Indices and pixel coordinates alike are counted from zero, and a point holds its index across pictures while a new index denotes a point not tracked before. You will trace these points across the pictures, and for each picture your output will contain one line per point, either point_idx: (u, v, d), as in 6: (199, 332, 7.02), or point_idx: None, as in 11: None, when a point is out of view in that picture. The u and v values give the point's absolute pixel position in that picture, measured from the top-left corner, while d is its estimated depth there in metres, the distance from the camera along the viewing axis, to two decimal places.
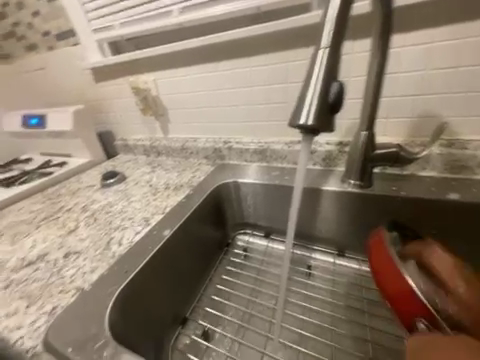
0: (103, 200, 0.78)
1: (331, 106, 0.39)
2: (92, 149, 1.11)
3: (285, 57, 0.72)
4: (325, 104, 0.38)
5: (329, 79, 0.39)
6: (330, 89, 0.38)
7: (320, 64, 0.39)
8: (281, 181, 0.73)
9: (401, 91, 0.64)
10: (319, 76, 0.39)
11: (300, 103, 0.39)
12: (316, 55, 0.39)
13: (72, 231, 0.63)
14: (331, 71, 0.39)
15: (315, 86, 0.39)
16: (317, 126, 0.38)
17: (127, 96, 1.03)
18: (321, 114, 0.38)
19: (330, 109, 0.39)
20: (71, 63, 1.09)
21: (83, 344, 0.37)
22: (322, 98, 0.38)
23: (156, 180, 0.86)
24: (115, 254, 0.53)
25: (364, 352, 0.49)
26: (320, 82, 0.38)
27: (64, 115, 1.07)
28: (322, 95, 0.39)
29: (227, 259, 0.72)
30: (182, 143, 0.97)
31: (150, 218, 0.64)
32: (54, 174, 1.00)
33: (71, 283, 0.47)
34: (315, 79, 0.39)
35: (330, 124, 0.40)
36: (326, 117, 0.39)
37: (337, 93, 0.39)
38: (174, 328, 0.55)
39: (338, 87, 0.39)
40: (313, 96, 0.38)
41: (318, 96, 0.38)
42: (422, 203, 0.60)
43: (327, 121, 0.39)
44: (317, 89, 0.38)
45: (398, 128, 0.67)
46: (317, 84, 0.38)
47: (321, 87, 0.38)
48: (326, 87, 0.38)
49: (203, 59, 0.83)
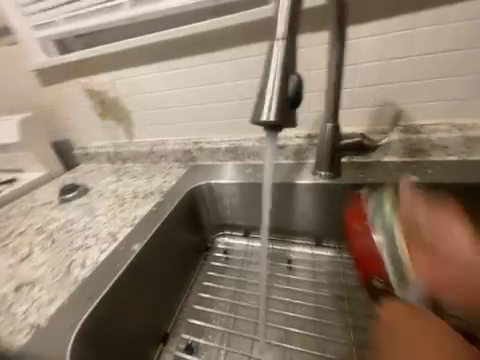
0: (62, 217, 0.70)
1: (292, 101, 0.38)
2: (47, 161, 0.99)
3: (247, 52, 0.71)
4: (286, 98, 0.37)
5: (287, 73, 0.38)
6: (289, 82, 0.37)
7: (277, 57, 0.37)
8: (255, 179, 0.72)
9: (361, 82, 0.66)
10: (277, 71, 0.37)
11: (260, 99, 0.38)
12: (272, 49, 0.38)
13: (25, 258, 0.56)
14: (290, 65, 0.38)
15: (274, 82, 0.38)
16: (280, 121, 0.37)
17: (81, 99, 0.93)
18: (282, 110, 0.37)
19: (291, 103, 0.38)
20: (9, 65, 0.96)
21: None
22: (283, 93, 0.37)
23: (123, 189, 0.80)
24: (77, 278, 0.47)
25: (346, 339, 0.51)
26: (279, 76, 0.37)
27: (8, 125, 0.94)
28: (282, 90, 0.37)
29: (207, 264, 0.69)
30: (150, 147, 0.91)
31: (118, 233, 0.59)
32: (2, 193, 0.88)
33: (24, 321, 0.41)
34: (275, 73, 0.37)
35: (293, 119, 0.39)
36: (288, 112, 0.38)
37: (297, 87, 0.38)
38: (154, 346, 0.52)
39: (296, 81, 0.38)
40: (272, 91, 0.37)
41: (278, 91, 0.37)
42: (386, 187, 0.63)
43: (289, 115, 0.38)
44: (276, 84, 0.37)
45: (361, 118, 0.69)
46: (276, 78, 0.37)
47: (280, 82, 0.37)
48: (284, 81, 0.37)
49: (162, 56, 0.78)
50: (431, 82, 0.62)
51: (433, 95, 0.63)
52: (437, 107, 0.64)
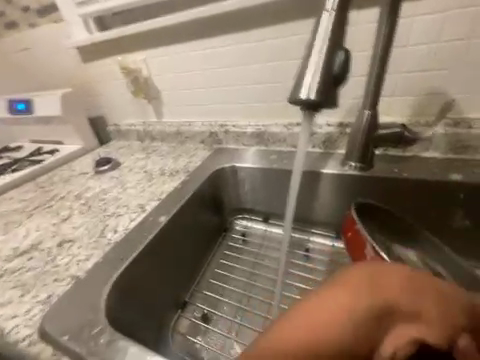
0: (97, 187, 0.76)
1: (336, 78, 0.36)
2: (84, 136, 1.06)
3: (283, 31, 0.68)
4: (329, 76, 0.35)
5: (334, 48, 0.36)
6: (335, 59, 0.35)
7: (325, 31, 0.35)
8: (280, 166, 0.71)
9: (408, 67, 0.60)
10: (323, 45, 0.35)
11: (301, 75, 0.36)
12: (319, 22, 0.36)
13: (66, 219, 0.62)
14: (335, 39, 0.36)
15: (318, 57, 0.36)
16: (321, 99, 0.35)
17: (117, 77, 0.97)
18: (324, 88, 0.35)
19: (334, 81, 0.36)
20: (54, 42, 1.02)
21: (80, 331, 0.36)
22: (327, 70, 0.35)
23: (151, 166, 0.83)
24: (110, 241, 0.52)
25: None
26: (325, 52, 0.35)
27: (52, 99, 1.01)
28: (327, 66, 0.35)
29: (226, 244, 0.71)
30: (177, 127, 0.93)
31: (146, 205, 0.62)
32: (45, 161, 0.97)
33: (65, 272, 0.47)
34: (320, 48, 0.36)
35: (334, 99, 0.37)
36: (330, 90, 0.36)
37: (342, 64, 0.35)
38: (173, 312, 0.55)
39: (343, 58, 0.36)
40: (316, 67, 0.35)
41: (322, 68, 0.35)
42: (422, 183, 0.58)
43: (331, 94, 0.36)
44: (321, 60, 0.35)
45: (402, 107, 0.64)
46: (322, 54, 0.35)
47: (325, 57, 0.35)
48: (330, 57, 0.35)
49: (196, 35, 0.77)
50: None
51: None
52: None
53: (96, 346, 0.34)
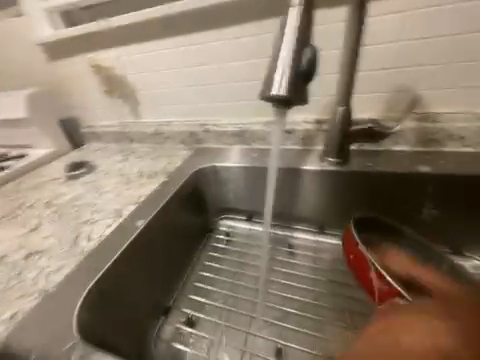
0: (70, 193, 0.72)
1: (304, 75, 0.36)
2: (54, 139, 1.00)
3: (258, 29, 0.68)
4: (298, 72, 0.36)
5: (302, 45, 0.36)
6: (303, 55, 0.36)
7: (292, 28, 0.36)
8: (261, 163, 0.71)
9: (378, 64, 0.62)
10: (291, 42, 0.36)
11: (270, 72, 0.36)
12: (286, 20, 0.37)
13: (35, 229, 0.58)
14: (303, 35, 0.36)
15: (286, 53, 0.36)
16: (290, 95, 0.35)
17: (88, 76, 0.92)
18: (293, 84, 0.36)
19: (303, 77, 0.36)
20: (15, 38, 0.94)
21: (51, 346, 0.34)
22: (295, 66, 0.35)
23: (129, 169, 0.80)
24: (84, 250, 0.49)
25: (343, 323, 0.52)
26: (293, 48, 0.36)
27: (16, 100, 0.94)
28: (295, 63, 0.36)
29: (210, 245, 0.70)
30: (155, 127, 0.90)
31: (123, 210, 0.60)
32: (11, 168, 0.90)
33: (34, 285, 0.43)
34: (288, 44, 0.36)
35: (304, 95, 0.37)
36: (299, 86, 0.36)
37: (310, 61, 0.36)
38: (156, 318, 0.54)
39: (311, 54, 0.36)
40: (284, 63, 0.35)
41: (290, 64, 0.35)
42: (394, 176, 0.61)
43: (301, 90, 0.37)
44: (289, 56, 0.35)
45: (374, 103, 0.66)
46: (290, 50, 0.36)
47: (294, 54, 0.35)
48: (297, 54, 0.36)
49: (171, 32, 0.75)
50: (454, 65, 0.58)
51: (455, 80, 0.59)
52: (458, 94, 0.60)
53: None
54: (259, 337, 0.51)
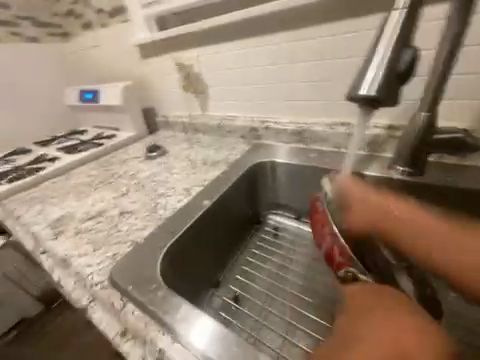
0: (148, 170, 0.85)
1: (400, 75, 0.36)
2: (137, 124, 1.19)
3: (337, 29, 0.67)
4: (393, 72, 0.36)
5: (403, 45, 0.36)
6: (403, 55, 0.36)
7: (395, 27, 0.36)
8: (320, 164, 0.71)
9: (478, 67, 0.55)
10: (391, 42, 0.36)
11: (362, 72, 0.37)
12: (388, 20, 0.37)
13: (124, 194, 0.71)
14: (406, 33, 0.36)
15: (383, 53, 0.36)
16: (382, 95, 0.35)
17: (170, 73, 1.07)
18: (386, 84, 0.36)
19: (398, 78, 0.36)
20: (121, 40, 1.16)
21: (141, 284, 0.41)
22: (392, 66, 0.36)
23: (194, 155, 0.90)
24: (162, 216, 0.59)
25: None
26: (392, 48, 0.36)
27: (115, 90, 1.15)
28: (393, 63, 0.36)
29: (258, 235, 0.74)
30: (220, 121, 0.99)
31: (191, 189, 0.69)
32: (106, 144, 1.11)
33: (126, 236, 0.54)
34: (388, 44, 0.36)
35: (395, 96, 0.37)
36: (393, 87, 0.36)
37: (410, 61, 0.36)
38: (207, 288, 0.60)
39: (412, 54, 0.36)
40: (380, 63, 0.36)
41: (387, 64, 0.36)
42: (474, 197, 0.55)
43: (393, 91, 0.36)
44: (388, 56, 0.36)
45: (465, 111, 0.59)
46: (389, 50, 0.36)
47: (392, 54, 0.36)
48: (397, 54, 0.36)
49: (249, 34, 0.81)
50: None
51: None
52: None
53: (155, 298, 0.38)
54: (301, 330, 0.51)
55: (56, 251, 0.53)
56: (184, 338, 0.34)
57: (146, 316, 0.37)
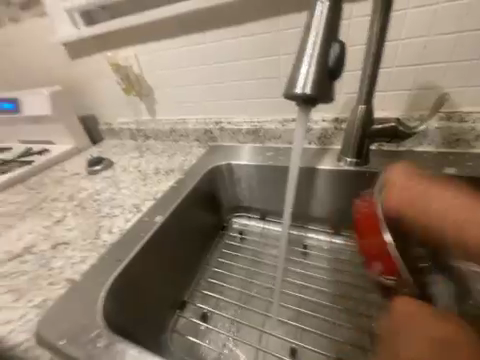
0: (90, 188, 0.74)
1: (331, 71, 0.36)
2: (75, 135, 1.03)
3: (278, 25, 0.67)
4: (324, 68, 0.35)
5: (330, 40, 0.36)
6: (330, 50, 0.35)
7: (319, 21, 0.35)
8: (276, 162, 0.71)
9: (402, 61, 0.60)
10: (318, 38, 0.35)
11: (296, 68, 0.36)
12: (314, 16, 0.36)
13: (59, 221, 0.60)
14: (333, 29, 0.36)
15: (313, 49, 0.36)
16: (316, 92, 0.35)
17: (108, 75, 0.95)
18: (319, 81, 0.35)
19: (329, 74, 0.36)
20: (40, 37, 0.98)
21: (77, 335, 0.34)
22: (322, 62, 0.35)
23: (145, 165, 0.82)
24: (106, 242, 0.51)
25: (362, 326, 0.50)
26: (319, 44, 0.35)
27: (39, 97, 0.98)
28: (322, 59, 0.35)
29: (223, 242, 0.70)
30: (171, 125, 0.92)
31: (141, 205, 0.61)
32: (36, 162, 0.94)
33: (61, 274, 0.45)
34: (315, 40, 0.35)
35: (330, 91, 0.37)
36: (326, 83, 0.36)
37: (338, 56, 0.36)
38: (171, 312, 0.54)
39: (338, 49, 0.36)
40: (310, 60, 0.35)
41: (317, 60, 0.35)
42: None
43: (327, 87, 0.36)
44: (316, 52, 0.35)
45: (396, 101, 0.64)
46: (316, 46, 0.35)
47: (320, 50, 0.35)
48: (325, 49, 0.35)
49: (189, 30, 0.76)
50: None
51: None
52: None
53: (94, 350, 0.32)
54: (273, 336, 0.50)
55: None
56: None
57: None
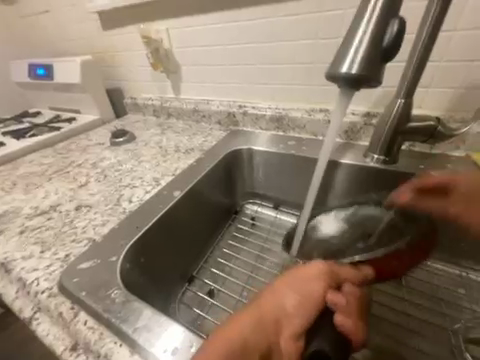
0: (113, 158, 0.77)
1: (384, 53, 0.33)
2: (101, 107, 1.06)
3: (319, 7, 0.62)
4: (377, 49, 0.33)
5: (388, 18, 0.33)
6: (387, 29, 0.33)
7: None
8: (298, 152, 0.69)
9: (453, 55, 0.55)
10: (374, 15, 0.33)
11: (344, 47, 0.34)
12: None
13: (83, 186, 0.63)
14: (392, 8, 0.33)
15: (366, 26, 0.33)
16: (364, 74, 0.33)
17: (137, 48, 0.95)
18: (369, 61, 0.33)
19: (382, 55, 0.33)
20: (76, 5, 0.99)
21: (97, 289, 0.36)
22: (376, 43, 0.33)
23: (166, 142, 0.83)
24: (126, 210, 0.53)
25: (379, 329, 0.45)
26: (374, 21, 0.33)
27: (71, 65, 1.00)
28: (376, 40, 0.33)
29: (234, 226, 0.71)
30: (194, 105, 0.91)
31: (161, 179, 0.63)
32: (63, 129, 0.98)
33: (83, 234, 0.47)
34: (370, 17, 0.33)
35: (380, 75, 0.34)
36: (377, 65, 0.33)
37: (395, 35, 0.32)
38: (179, 284, 0.56)
39: (398, 26, 0.33)
40: (363, 39, 0.33)
41: (370, 41, 0.33)
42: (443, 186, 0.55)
43: (378, 69, 0.33)
44: (370, 32, 0.33)
45: (438, 100, 0.59)
46: (370, 24, 0.33)
47: (376, 29, 0.33)
48: (382, 28, 0.33)
49: (224, 5, 0.73)
50: None
51: None
52: None
53: (112, 305, 0.34)
54: None
55: None
56: (148, 352, 0.30)
57: (102, 326, 0.33)
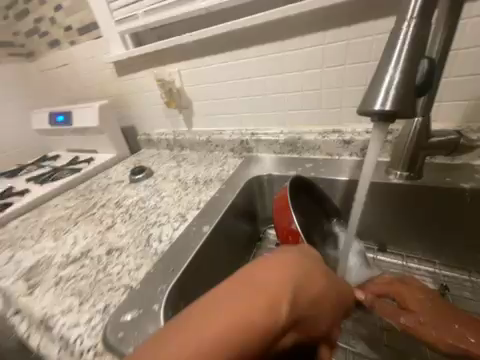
0: (134, 195, 0.78)
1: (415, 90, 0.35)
2: (117, 145, 1.11)
3: (324, 39, 0.66)
4: (407, 85, 0.35)
5: (414, 58, 0.35)
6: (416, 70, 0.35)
7: (403, 40, 0.35)
8: (317, 174, 0.69)
9: (462, 70, 0.57)
10: (400, 58, 0.35)
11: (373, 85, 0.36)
12: (394, 37, 0.36)
13: (111, 227, 0.63)
14: (416, 44, 0.35)
15: (394, 67, 0.35)
16: (397, 108, 0.34)
17: (150, 88, 1.01)
18: (401, 97, 0.35)
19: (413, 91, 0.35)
20: (93, 57, 1.08)
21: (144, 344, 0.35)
22: (406, 80, 0.35)
23: (184, 175, 0.85)
24: (157, 250, 0.52)
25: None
26: (401, 63, 0.35)
27: (89, 110, 1.06)
28: (404, 79, 0.35)
29: (261, 255, 0.69)
30: (207, 136, 0.95)
31: (186, 214, 0.63)
32: (83, 170, 1.01)
33: (119, 281, 0.46)
34: (396, 59, 0.35)
35: (412, 107, 0.36)
36: (409, 99, 0.35)
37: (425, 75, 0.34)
38: None
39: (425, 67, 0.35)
40: (393, 78, 0.35)
41: (400, 79, 0.35)
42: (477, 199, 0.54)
43: (410, 102, 0.35)
44: (398, 72, 0.35)
45: (452, 113, 0.60)
46: (397, 65, 0.35)
47: (403, 70, 0.35)
48: (409, 69, 0.35)
49: (231, 45, 0.78)
50: None
51: None
52: None
53: None
54: None
55: (32, 310, 0.45)
56: None
57: None
